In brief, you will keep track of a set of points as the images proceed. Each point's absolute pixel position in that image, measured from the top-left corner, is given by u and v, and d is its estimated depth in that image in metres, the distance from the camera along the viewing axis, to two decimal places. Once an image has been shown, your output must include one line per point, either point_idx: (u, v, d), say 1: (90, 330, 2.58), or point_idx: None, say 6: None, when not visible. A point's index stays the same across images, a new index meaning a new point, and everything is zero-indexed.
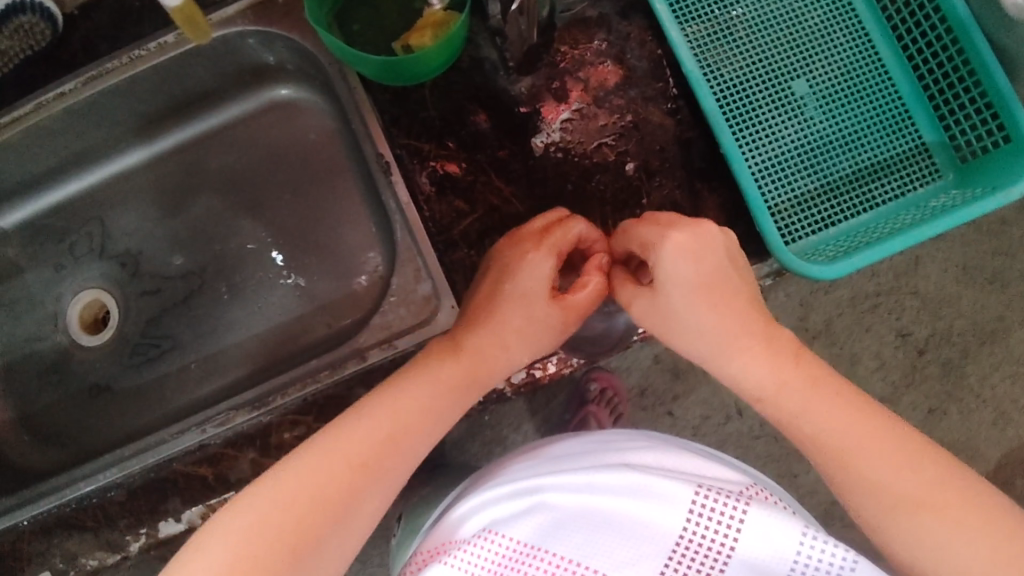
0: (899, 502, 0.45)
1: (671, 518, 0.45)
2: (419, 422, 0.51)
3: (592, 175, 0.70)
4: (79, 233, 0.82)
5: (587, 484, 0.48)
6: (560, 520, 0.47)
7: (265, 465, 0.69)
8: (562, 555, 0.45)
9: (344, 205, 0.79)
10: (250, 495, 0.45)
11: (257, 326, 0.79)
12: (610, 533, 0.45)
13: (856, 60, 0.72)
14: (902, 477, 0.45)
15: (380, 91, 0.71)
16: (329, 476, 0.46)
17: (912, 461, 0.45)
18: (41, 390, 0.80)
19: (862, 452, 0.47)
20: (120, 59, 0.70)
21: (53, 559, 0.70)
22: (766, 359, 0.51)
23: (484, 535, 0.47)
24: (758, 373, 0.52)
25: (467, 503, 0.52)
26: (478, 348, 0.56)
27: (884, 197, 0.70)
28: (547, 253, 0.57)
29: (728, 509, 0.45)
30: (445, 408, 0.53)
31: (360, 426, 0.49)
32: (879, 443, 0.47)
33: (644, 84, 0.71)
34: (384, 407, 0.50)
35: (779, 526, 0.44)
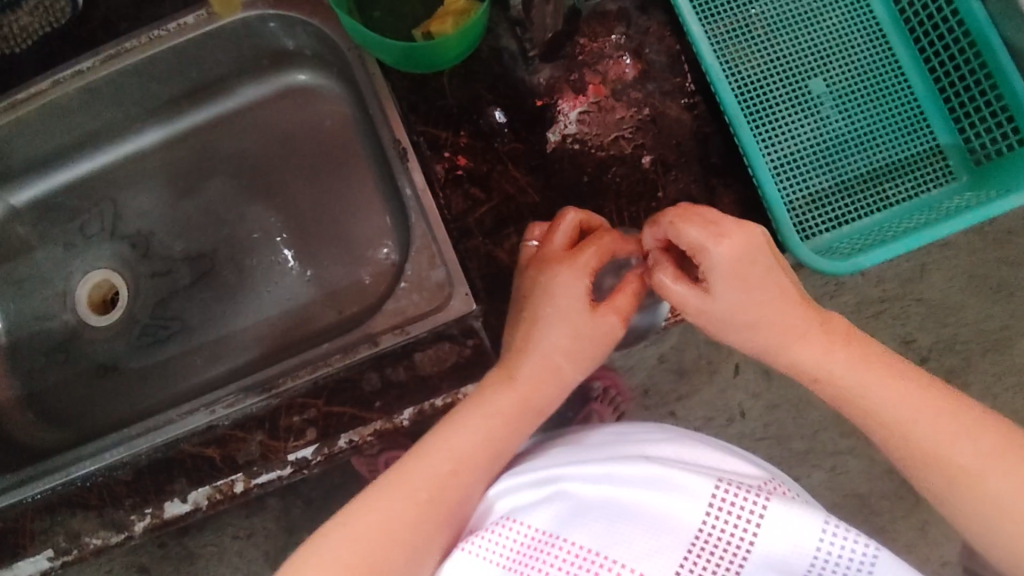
0: (960, 472, 0.47)
1: (690, 512, 0.45)
2: (480, 456, 0.53)
3: (608, 167, 0.71)
4: (91, 213, 0.82)
5: (606, 475, 0.48)
6: (579, 509, 0.47)
7: (274, 448, 0.68)
8: (581, 544, 0.45)
9: (358, 191, 0.78)
10: (328, 537, 0.49)
11: (266, 311, 0.79)
12: (630, 524, 0.45)
13: (873, 60, 0.72)
14: (963, 450, 0.47)
15: (399, 77, 0.72)
16: (390, 517, 0.49)
17: (967, 431, 0.47)
18: (49, 368, 0.80)
19: (916, 426, 0.48)
20: (138, 40, 0.70)
21: (56, 537, 0.69)
22: (807, 339, 0.52)
23: (503, 523, 0.48)
24: (810, 355, 0.52)
25: (497, 488, 0.52)
26: (531, 376, 0.55)
27: (898, 197, 0.71)
28: (579, 270, 0.55)
29: (749, 503, 0.45)
30: (505, 439, 0.54)
31: (420, 467, 0.51)
32: (933, 416, 0.48)
33: (662, 78, 0.72)
34: (443, 443, 0.53)
35: (799, 518, 0.44)
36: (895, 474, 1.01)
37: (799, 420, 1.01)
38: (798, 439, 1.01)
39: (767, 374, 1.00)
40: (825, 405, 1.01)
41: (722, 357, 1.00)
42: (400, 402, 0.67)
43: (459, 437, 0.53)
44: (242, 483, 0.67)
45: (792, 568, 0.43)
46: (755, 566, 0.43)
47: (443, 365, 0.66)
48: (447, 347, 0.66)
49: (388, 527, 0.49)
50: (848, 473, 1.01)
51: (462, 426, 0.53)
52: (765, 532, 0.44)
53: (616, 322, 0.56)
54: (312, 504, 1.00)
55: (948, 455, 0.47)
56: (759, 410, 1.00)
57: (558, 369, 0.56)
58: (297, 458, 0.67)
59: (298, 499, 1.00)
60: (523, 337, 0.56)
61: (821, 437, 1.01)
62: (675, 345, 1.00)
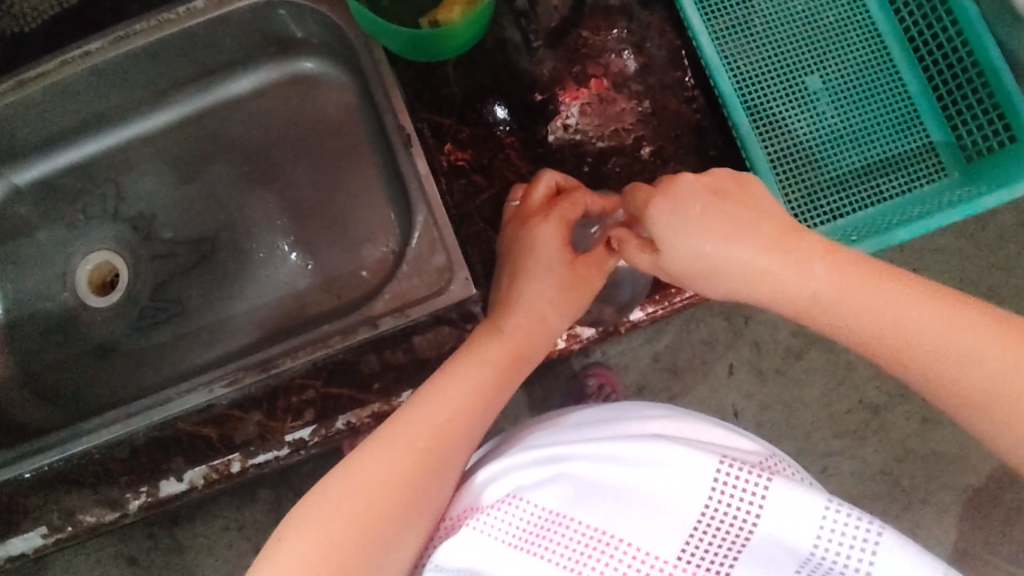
0: (962, 367, 0.45)
1: (694, 491, 0.46)
2: (473, 403, 0.53)
3: (609, 157, 0.72)
4: (94, 195, 0.82)
5: (611, 455, 0.49)
6: (584, 489, 0.48)
7: (271, 429, 0.69)
8: (585, 523, 0.47)
9: (360, 179, 0.79)
10: (324, 487, 0.48)
11: (266, 295, 0.79)
12: (635, 504, 0.47)
13: (869, 59, 0.74)
14: (960, 335, 0.45)
15: (404, 65, 0.73)
16: (392, 465, 0.49)
17: (957, 317, 0.45)
18: (46, 348, 0.80)
19: (922, 327, 0.46)
20: (147, 22, 0.71)
21: (50, 514, 0.70)
22: (780, 254, 0.48)
23: (508, 500, 0.49)
24: (795, 275, 0.48)
25: (496, 463, 0.54)
26: (517, 328, 0.58)
27: (891, 192, 0.72)
28: (557, 222, 0.59)
29: (751, 484, 0.46)
30: (495, 388, 0.55)
31: (415, 416, 0.51)
32: (931, 316, 0.46)
33: (662, 72, 0.73)
34: (437, 392, 0.53)
35: (802, 499, 0.44)
36: (886, 477, 1.02)
37: (791, 421, 1.02)
38: (790, 439, 1.02)
39: (760, 374, 1.02)
40: (817, 406, 1.02)
41: (715, 356, 1.02)
42: (399, 385, 0.68)
43: (451, 386, 0.53)
44: (238, 463, 0.69)
45: (794, 547, 0.44)
46: (760, 541, 0.44)
47: (442, 349, 0.68)
48: (446, 331, 0.68)
49: (392, 476, 0.48)
50: (840, 474, 1.02)
51: (455, 377, 0.54)
52: (768, 512, 0.45)
53: (593, 275, 0.61)
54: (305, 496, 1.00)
55: (937, 353, 0.45)
56: (753, 410, 1.02)
57: (542, 318, 0.59)
58: (294, 439, 0.69)
59: (291, 491, 1.00)
60: (511, 290, 0.60)
61: (813, 438, 1.02)
62: (670, 344, 1.01)
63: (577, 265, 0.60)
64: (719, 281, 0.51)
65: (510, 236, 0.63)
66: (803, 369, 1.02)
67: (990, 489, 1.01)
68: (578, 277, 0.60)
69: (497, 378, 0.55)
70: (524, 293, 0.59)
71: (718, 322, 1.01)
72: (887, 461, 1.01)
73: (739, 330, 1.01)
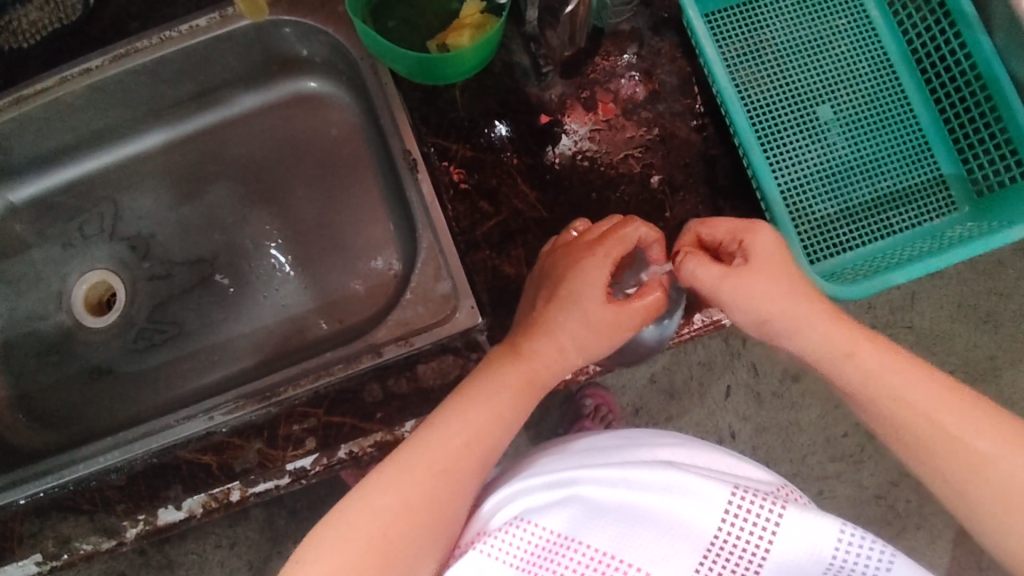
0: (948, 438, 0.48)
1: (706, 518, 0.46)
2: (490, 427, 0.54)
3: (617, 185, 0.71)
4: (91, 213, 0.81)
5: (623, 479, 0.48)
6: (595, 513, 0.48)
7: (271, 457, 0.67)
8: (596, 547, 0.46)
9: (361, 200, 0.78)
10: (346, 508, 0.50)
11: (265, 317, 0.78)
12: (646, 529, 0.46)
13: (880, 90, 0.74)
14: (988, 439, 0.48)
15: (411, 88, 0.72)
16: (410, 487, 0.50)
17: (992, 424, 0.48)
18: (40, 369, 0.79)
19: (954, 417, 0.49)
20: (149, 39, 0.69)
21: (46, 541, 0.68)
22: (830, 327, 0.53)
23: (516, 524, 0.48)
24: (843, 343, 0.53)
25: (503, 491, 0.53)
26: (545, 356, 0.57)
27: (901, 225, 0.72)
28: (603, 261, 0.59)
29: (765, 511, 0.45)
30: (516, 410, 0.55)
31: (434, 438, 0.52)
32: (969, 408, 0.49)
33: (672, 99, 0.72)
34: (456, 415, 0.53)
35: (816, 526, 0.44)
36: (881, 500, 1.01)
37: (787, 443, 1.02)
38: (786, 462, 1.01)
39: (758, 397, 1.01)
40: (814, 429, 1.02)
41: (714, 378, 1.01)
42: (402, 414, 0.66)
43: (472, 408, 0.54)
44: (238, 492, 0.66)
45: (806, 572, 0.44)
46: (771, 570, 0.45)
47: (446, 379, 0.66)
48: (450, 360, 0.67)
49: (406, 502, 0.50)
50: (835, 498, 1.02)
51: (473, 401, 0.54)
52: (781, 540, 0.44)
53: (633, 321, 0.59)
54: (298, 515, 0.99)
55: (974, 445, 0.48)
56: (749, 432, 1.01)
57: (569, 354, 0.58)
58: (295, 468, 0.66)
59: (283, 509, 0.99)
60: (542, 318, 0.59)
61: (809, 461, 1.02)
62: (667, 365, 1.01)
63: (620, 305, 0.58)
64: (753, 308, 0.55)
65: (551, 265, 0.61)
66: (800, 392, 1.01)
67: None
68: (620, 317, 0.58)
69: (516, 403, 0.55)
70: (558, 325, 0.58)
71: (716, 344, 1.01)
72: (882, 485, 1.01)
73: (737, 352, 1.01)
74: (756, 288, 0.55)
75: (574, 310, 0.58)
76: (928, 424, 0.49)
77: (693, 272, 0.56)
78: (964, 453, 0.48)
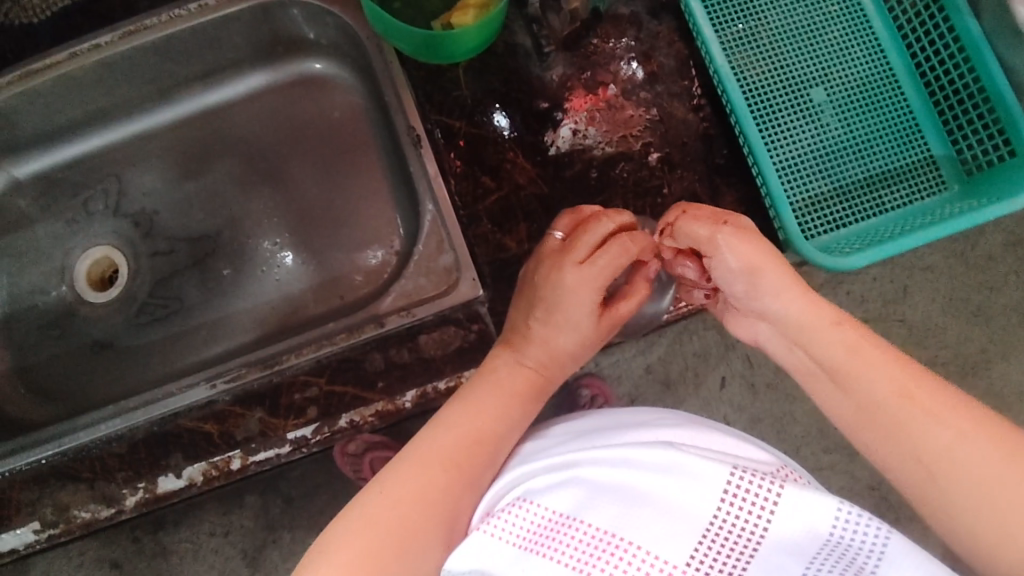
0: (915, 424, 0.44)
1: (704, 500, 0.46)
2: (498, 426, 0.56)
3: (616, 163, 0.72)
4: (95, 189, 0.82)
5: (622, 460, 0.50)
6: (594, 492, 0.48)
7: (273, 426, 0.68)
8: (596, 526, 0.46)
9: (365, 180, 0.79)
10: (366, 498, 0.51)
11: (268, 293, 0.78)
12: (644, 507, 0.47)
13: (872, 73, 0.77)
14: (956, 423, 0.43)
15: (415, 67, 0.73)
16: (423, 478, 0.51)
17: (962, 408, 0.43)
18: (40, 343, 0.79)
19: (921, 395, 0.44)
20: (158, 17, 0.71)
21: (44, 509, 0.68)
22: (813, 302, 0.50)
23: (518, 504, 0.49)
24: (793, 310, 0.50)
25: (507, 477, 0.54)
26: (540, 361, 0.60)
27: (893, 203, 0.74)
28: (594, 288, 0.59)
29: (763, 490, 0.45)
30: (519, 411, 0.57)
31: (441, 437, 0.54)
32: (936, 390, 0.45)
33: (670, 81, 0.74)
34: (465, 413, 0.55)
35: (814, 502, 0.44)
36: (875, 491, 1.02)
37: (781, 434, 1.02)
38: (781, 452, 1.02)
39: (752, 388, 1.02)
40: (808, 420, 1.03)
41: (708, 368, 1.02)
42: (404, 383, 0.68)
43: (482, 402, 0.56)
44: (238, 461, 0.68)
45: (803, 551, 0.44)
46: (770, 549, 0.44)
47: (447, 349, 0.68)
48: (451, 331, 0.68)
49: (421, 490, 0.51)
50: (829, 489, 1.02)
51: (477, 402, 0.56)
52: (778, 519, 0.44)
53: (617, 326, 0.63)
54: (293, 502, 0.98)
55: (939, 427, 0.43)
56: (743, 423, 1.02)
57: (563, 358, 0.61)
58: (295, 437, 0.68)
59: (278, 497, 0.98)
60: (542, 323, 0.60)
61: (803, 452, 1.02)
62: (662, 356, 1.02)
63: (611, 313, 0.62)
64: (749, 264, 0.52)
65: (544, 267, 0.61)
66: (795, 384, 1.03)
67: None
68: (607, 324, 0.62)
69: (520, 403, 0.58)
70: (551, 335, 0.60)
71: (711, 334, 1.02)
72: (875, 476, 1.02)
73: (731, 343, 1.02)
74: (730, 237, 0.52)
75: (568, 325, 0.60)
76: (890, 411, 0.45)
77: (689, 231, 0.55)
78: (932, 438, 0.43)
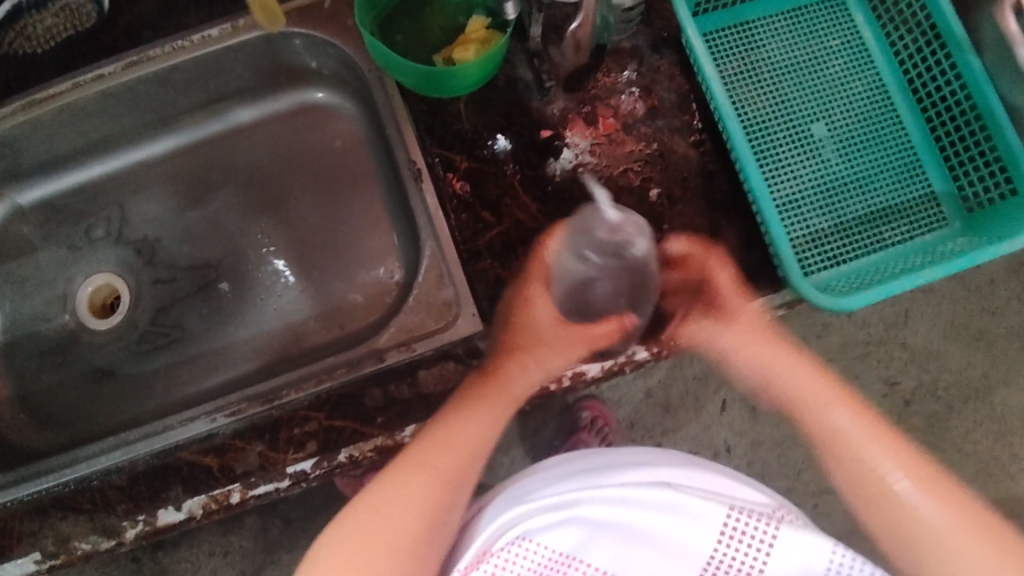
0: (883, 492, 0.59)
1: (700, 540, 0.51)
2: (473, 445, 0.63)
3: (617, 198, 0.72)
4: (98, 216, 0.82)
5: (622, 498, 0.51)
6: (595, 531, 0.51)
7: (273, 460, 0.67)
8: (597, 565, 0.51)
9: (367, 210, 0.79)
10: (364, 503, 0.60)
11: (269, 323, 0.79)
12: (645, 547, 0.51)
13: (874, 108, 0.77)
14: (932, 503, 0.58)
15: (417, 100, 0.74)
16: (410, 492, 0.60)
17: (930, 487, 0.58)
18: (42, 370, 0.79)
19: (907, 488, 0.59)
20: (163, 47, 0.71)
21: (45, 540, 0.68)
22: (822, 387, 0.64)
23: (519, 542, 0.51)
24: (824, 417, 0.63)
25: (501, 515, 0.53)
26: (511, 386, 0.65)
27: (894, 239, 0.74)
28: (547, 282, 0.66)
29: (760, 531, 0.51)
30: (491, 427, 0.64)
31: (428, 452, 0.61)
32: (921, 486, 0.59)
33: (671, 116, 0.74)
34: (445, 430, 0.62)
35: (810, 544, 0.50)
36: None
37: (781, 458, 1.03)
38: (781, 477, 1.03)
39: (752, 412, 1.03)
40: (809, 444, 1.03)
41: (708, 393, 1.03)
42: (402, 420, 0.67)
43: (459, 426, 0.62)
44: (238, 494, 0.67)
45: None
46: None
47: (447, 386, 0.67)
48: (451, 367, 0.67)
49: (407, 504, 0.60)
50: (830, 514, 1.02)
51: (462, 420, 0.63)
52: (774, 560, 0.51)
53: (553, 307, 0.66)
54: (292, 523, 0.99)
55: (920, 515, 0.58)
56: (743, 447, 1.03)
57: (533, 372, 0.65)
58: (295, 471, 0.67)
59: (278, 518, 0.99)
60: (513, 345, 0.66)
61: (804, 476, 1.03)
62: (662, 380, 1.03)
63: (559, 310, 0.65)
64: (784, 375, 0.65)
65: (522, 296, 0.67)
66: None
67: None
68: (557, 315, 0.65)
69: (491, 422, 0.64)
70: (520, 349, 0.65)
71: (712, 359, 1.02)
72: None
73: None
74: None
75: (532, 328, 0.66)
76: (899, 521, 0.58)
77: None
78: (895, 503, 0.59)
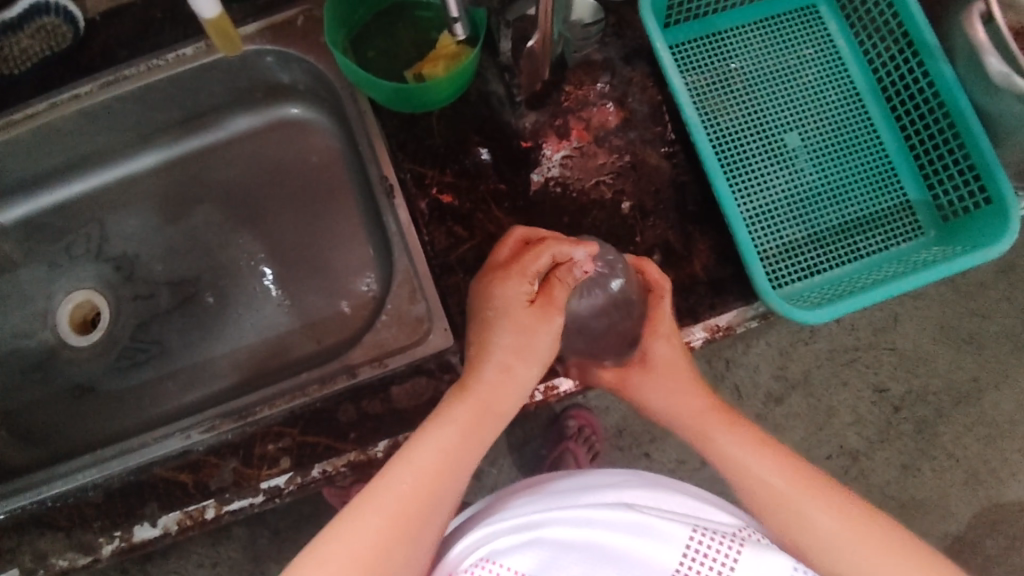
0: (777, 500, 0.54)
1: (666, 556, 0.48)
2: (454, 459, 0.52)
3: (589, 211, 0.72)
4: (78, 234, 0.83)
5: (587, 518, 0.50)
6: (557, 551, 0.49)
7: (248, 476, 0.68)
8: None
9: (343, 224, 0.80)
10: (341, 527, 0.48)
11: (247, 337, 0.79)
12: (606, 566, 0.48)
13: (847, 118, 0.77)
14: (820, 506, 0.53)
15: (389, 116, 0.74)
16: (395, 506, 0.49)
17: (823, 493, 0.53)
18: (22, 387, 0.80)
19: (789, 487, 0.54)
20: (137, 67, 0.72)
21: (23, 557, 0.68)
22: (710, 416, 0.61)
23: (483, 564, 0.50)
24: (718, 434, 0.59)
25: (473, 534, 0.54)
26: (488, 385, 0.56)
27: (868, 249, 0.74)
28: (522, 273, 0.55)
29: (723, 550, 0.49)
30: (471, 445, 0.54)
31: (404, 469, 0.50)
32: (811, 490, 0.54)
33: (643, 127, 0.74)
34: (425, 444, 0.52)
35: (770, 564, 0.48)
36: None
37: None
38: None
39: None
40: (798, 451, 1.02)
41: None
42: (375, 435, 0.67)
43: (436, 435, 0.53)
44: (212, 510, 0.67)
45: None
46: None
47: (419, 400, 0.68)
48: (423, 382, 0.68)
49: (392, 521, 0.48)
50: None
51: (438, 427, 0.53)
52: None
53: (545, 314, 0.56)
54: (280, 534, 0.99)
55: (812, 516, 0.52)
56: None
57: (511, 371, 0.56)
58: (269, 486, 0.67)
59: (265, 529, 1.00)
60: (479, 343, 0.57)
61: None
62: None
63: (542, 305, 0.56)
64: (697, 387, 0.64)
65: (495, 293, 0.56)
66: (784, 415, 1.02)
67: (970, 536, 1.02)
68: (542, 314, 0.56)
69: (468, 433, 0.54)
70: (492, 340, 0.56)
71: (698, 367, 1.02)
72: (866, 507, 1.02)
73: (720, 373, 1.02)
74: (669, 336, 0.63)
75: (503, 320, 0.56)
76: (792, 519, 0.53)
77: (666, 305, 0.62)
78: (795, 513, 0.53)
